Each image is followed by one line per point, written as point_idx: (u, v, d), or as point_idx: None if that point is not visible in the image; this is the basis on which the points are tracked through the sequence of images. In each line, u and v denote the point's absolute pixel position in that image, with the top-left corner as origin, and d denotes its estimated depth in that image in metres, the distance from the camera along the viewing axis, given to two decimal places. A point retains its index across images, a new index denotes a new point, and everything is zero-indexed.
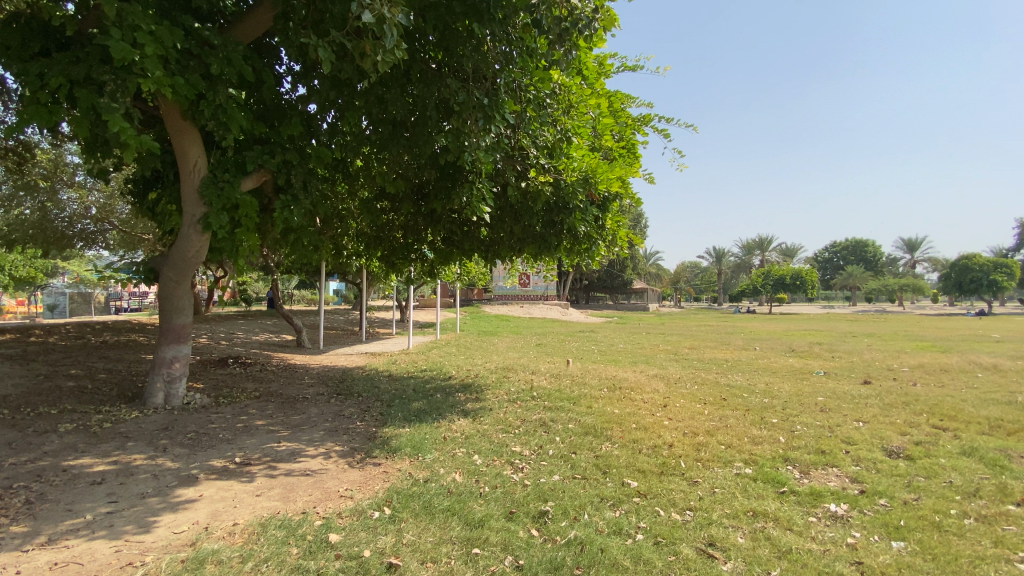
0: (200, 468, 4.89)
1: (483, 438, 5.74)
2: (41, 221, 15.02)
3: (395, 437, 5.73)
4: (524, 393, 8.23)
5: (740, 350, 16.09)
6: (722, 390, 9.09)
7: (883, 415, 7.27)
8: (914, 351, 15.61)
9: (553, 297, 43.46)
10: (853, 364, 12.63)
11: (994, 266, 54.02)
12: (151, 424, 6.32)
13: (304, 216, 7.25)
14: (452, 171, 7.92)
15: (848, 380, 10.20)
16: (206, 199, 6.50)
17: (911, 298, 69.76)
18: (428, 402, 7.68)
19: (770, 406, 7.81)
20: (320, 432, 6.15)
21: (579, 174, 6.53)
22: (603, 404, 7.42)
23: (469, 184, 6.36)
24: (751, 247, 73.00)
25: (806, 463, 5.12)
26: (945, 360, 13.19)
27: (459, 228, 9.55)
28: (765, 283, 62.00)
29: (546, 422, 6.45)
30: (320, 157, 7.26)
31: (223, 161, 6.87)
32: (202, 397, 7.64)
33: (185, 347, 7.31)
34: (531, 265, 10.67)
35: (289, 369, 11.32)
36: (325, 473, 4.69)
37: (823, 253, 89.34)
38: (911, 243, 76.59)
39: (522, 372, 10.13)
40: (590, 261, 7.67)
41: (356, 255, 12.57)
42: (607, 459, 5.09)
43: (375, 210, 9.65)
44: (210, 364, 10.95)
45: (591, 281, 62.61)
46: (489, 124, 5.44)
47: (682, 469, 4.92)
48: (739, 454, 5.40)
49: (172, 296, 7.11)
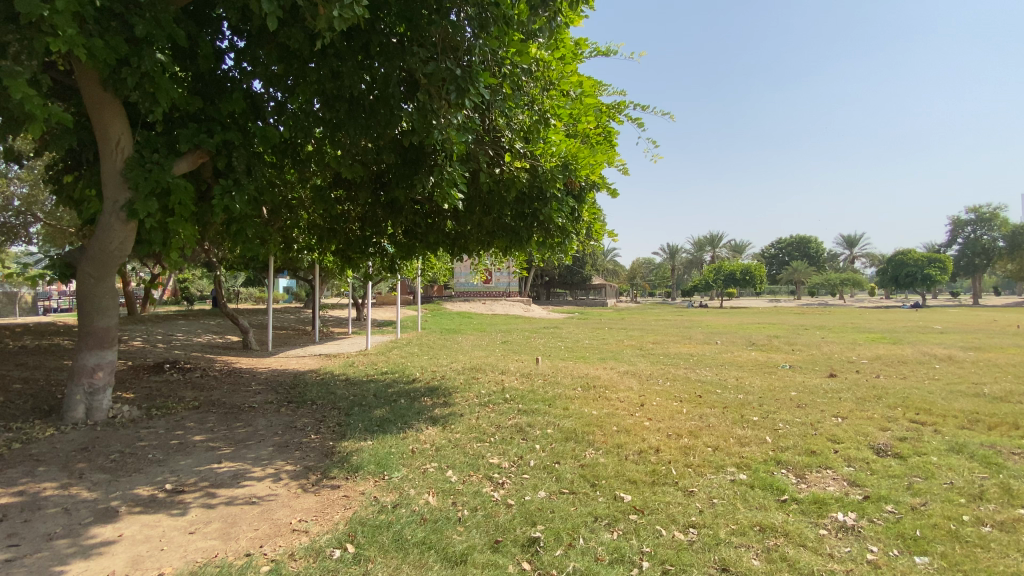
0: (122, 499, 4.10)
1: (456, 450, 5.19)
2: None
3: (356, 452, 5.10)
4: (496, 395, 7.71)
5: (705, 345, 16.14)
6: (696, 387, 8.88)
7: (860, 409, 7.20)
8: (866, 343, 16.12)
9: (513, 293, 43.09)
10: (815, 357, 12.79)
11: (927, 262, 57.43)
12: (68, 443, 5.40)
13: (248, 203, 6.46)
14: (416, 157, 7.33)
15: (815, 374, 10.25)
16: (132, 182, 5.63)
17: (850, 292, 73.64)
18: (391, 409, 7.03)
19: (748, 402, 7.61)
20: (269, 448, 5.42)
21: (558, 159, 6.01)
22: (580, 406, 6.99)
23: (438, 168, 5.83)
24: (703, 244, 75.09)
25: (800, 466, 4.85)
26: (898, 351, 13.60)
27: (422, 220, 8.96)
28: (718, 278, 63.86)
29: (523, 428, 5.96)
30: (267, 137, 6.45)
31: (151, 140, 5.97)
32: (130, 409, 6.70)
33: (109, 353, 6.37)
34: (498, 260, 10.19)
35: (234, 374, 10.33)
36: (274, 501, 4.02)
37: (770, 249, 93.08)
38: (850, 240, 80.74)
39: (490, 372, 9.61)
40: (562, 255, 7.29)
41: (308, 248, 11.72)
42: (594, 469, 4.64)
43: (330, 200, 8.90)
44: (143, 370, 9.83)
45: (550, 277, 62.68)
46: (462, 100, 4.88)
47: (675, 477, 4.53)
48: (729, 457, 5.09)
49: (92, 295, 6.17)
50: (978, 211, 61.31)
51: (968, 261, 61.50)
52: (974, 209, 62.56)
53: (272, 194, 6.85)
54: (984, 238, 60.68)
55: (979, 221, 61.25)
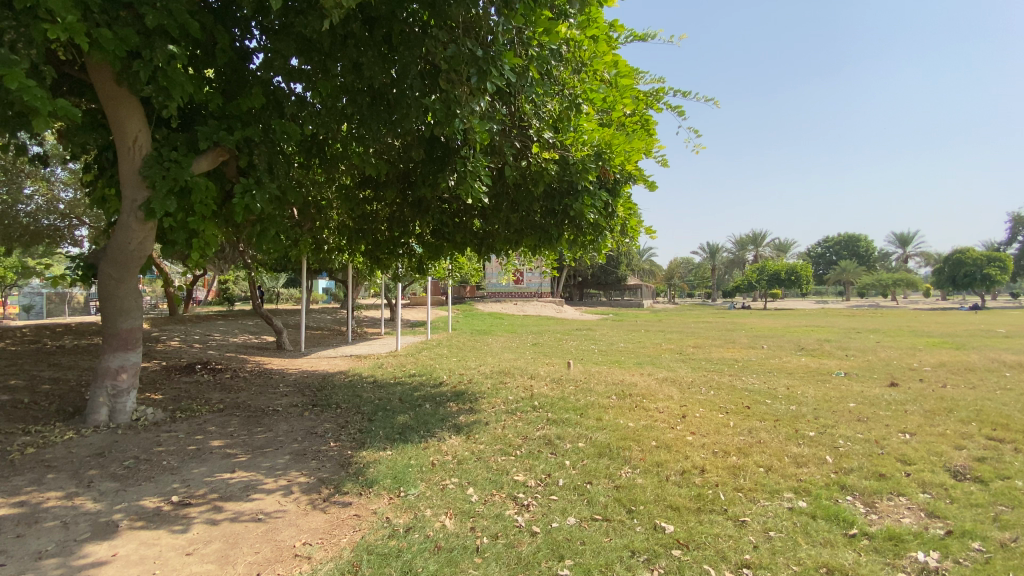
0: (125, 511, 3.90)
1: (479, 464, 4.81)
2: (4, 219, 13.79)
3: (374, 464, 4.78)
4: (525, 402, 7.31)
5: (748, 349, 15.25)
6: (741, 396, 8.23)
7: (930, 424, 6.43)
8: (926, 348, 14.89)
9: (546, 294, 42.59)
10: (872, 364, 11.81)
11: (988, 261, 53.78)
12: (86, 448, 5.30)
13: (269, 202, 6.23)
14: (442, 153, 7.02)
15: (873, 382, 9.41)
16: (149, 180, 5.51)
17: (903, 293, 69.72)
18: (415, 416, 6.72)
19: (800, 415, 6.94)
20: (285, 457, 5.17)
21: (590, 148, 5.51)
22: (615, 416, 6.50)
23: (461, 160, 5.49)
24: (745, 243, 72.55)
25: (867, 493, 4.25)
26: (964, 358, 12.45)
27: (449, 219, 8.68)
28: (760, 279, 61.52)
29: (552, 440, 5.52)
30: (288, 133, 6.23)
31: (171, 139, 5.85)
32: (154, 412, 6.61)
33: (133, 355, 6.29)
34: (528, 260, 9.79)
35: (264, 375, 10.26)
36: (280, 520, 3.73)
37: (815, 249, 89.28)
38: (903, 237, 76.46)
39: (520, 377, 9.21)
40: (595, 254, 6.90)
41: (338, 250, 11.62)
42: (631, 492, 4.17)
43: (356, 200, 8.69)
44: (175, 371, 9.86)
45: (584, 278, 61.87)
46: (485, 84, 4.50)
47: (723, 504, 4.02)
48: (784, 481, 4.52)
49: (115, 296, 6.09)
50: None
51: None
52: None
53: (295, 192, 6.66)
54: None
55: None
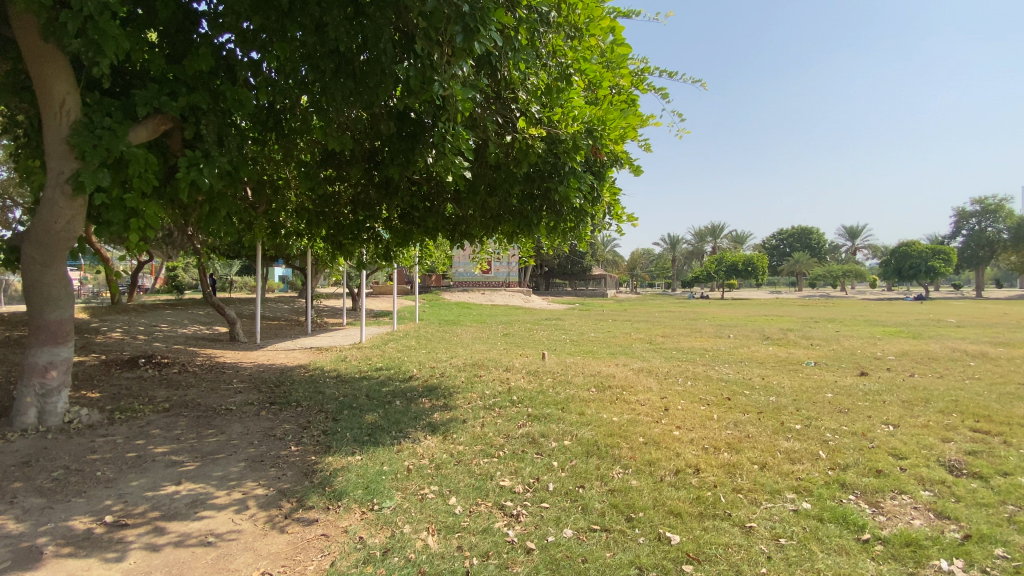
0: (50, 535, 3.29)
1: (460, 468, 4.40)
2: None
3: (342, 472, 4.29)
4: (502, 396, 6.93)
5: (717, 339, 15.35)
6: (720, 387, 8.10)
7: (910, 415, 6.43)
8: (885, 337, 15.34)
9: (511, 284, 42.15)
10: (838, 353, 12.01)
11: (931, 254, 56.71)
12: (6, 455, 4.55)
13: (219, 179, 5.54)
14: (414, 130, 6.54)
15: (844, 372, 9.48)
16: (77, 150, 4.75)
17: (852, 284, 72.97)
18: (384, 413, 6.22)
19: (782, 406, 6.83)
20: (240, 465, 4.59)
21: (580, 125, 5.06)
22: (598, 411, 6.20)
23: (439, 134, 5.01)
24: (705, 234, 74.11)
25: (870, 492, 4.10)
26: (923, 347, 12.84)
27: (420, 203, 8.20)
28: (720, 269, 63.01)
29: (536, 439, 5.15)
30: (240, 101, 5.52)
31: (103, 103, 5.10)
32: (89, 413, 5.84)
33: (65, 350, 5.50)
34: (502, 248, 9.38)
35: (215, 369, 9.49)
36: (235, 544, 3.22)
37: (771, 241, 92.21)
38: (853, 230, 79.82)
39: (493, 369, 8.82)
40: (577, 240, 6.61)
41: (298, 234, 10.88)
42: (627, 496, 3.86)
43: (317, 179, 8.01)
44: (115, 366, 8.95)
45: (549, 267, 61.86)
46: (471, 47, 4.04)
47: (726, 507, 3.76)
48: (782, 479, 4.30)
49: (40, 284, 5.28)
50: (982, 203, 60.46)
51: (972, 253, 60.72)
52: (979, 200, 61.78)
53: (249, 168, 5.96)
54: (989, 230, 59.88)
55: (984, 212, 60.52)
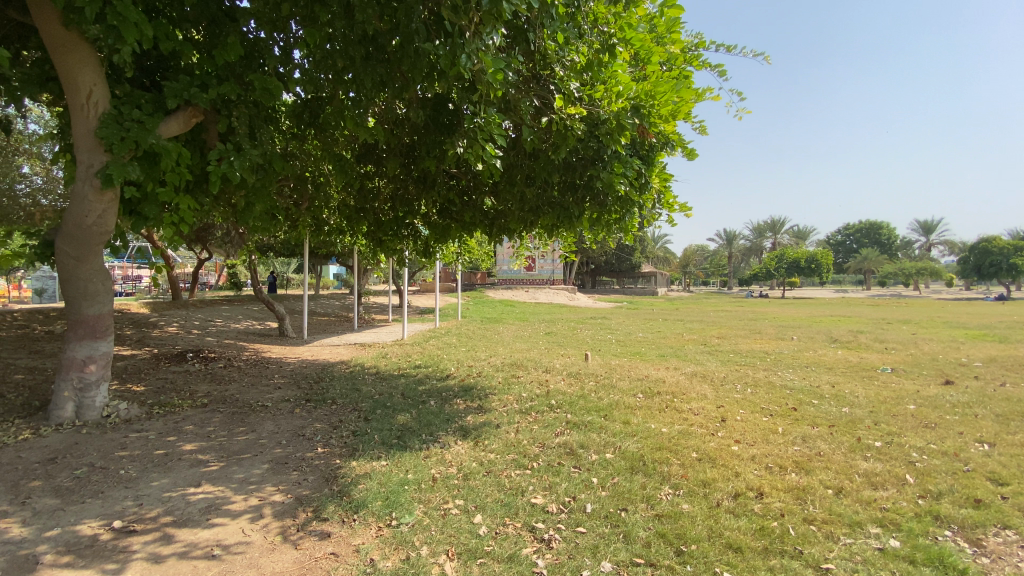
0: (54, 541, 3.16)
1: (489, 480, 4.03)
2: (8, 205, 12.57)
3: (364, 479, 4.00)
4: (541, 400, 6.52)
5: (776, 341, 14.29)
6: (782, 395, 7.35)
7: (1011, 432, 5.53)
8: (969, 341, 13.79)
9: (558, 281, 41.56)
10: (917, 358, 10.83)
11: (1020, 249, 51.54)
12: (36, 451, 4.56)
13: (251, 171, 5.35)
14: (450, 120, 6.26)
15: (925, 380, 8.46)
16: (106, 143, 4.71)
17: (927, 283, 67.62)
18: (416, 415, 5.93)
19: (856, 419, 6.06)
20: (262, 467, 4.38)
21: (625, 102, 4.56)
22: (644, 420, 5.68)
23: (470, 117, 4.66)
24: (762, 230, 70.67)
25: (973, 528, 3.41)
26: (1019, 352, 11.39)
27: (457, 197, 7.90)
28: (778, 267, 59.84)
29: (575, 450, 4.71)
30: (270, 92, 5.34)
31: (133, 96, 5.08)
32: (129, 407, 5.87)
33: (103, 345, 5.54)
34: (543, 243, 8.96)
35: (259, 365, 9.57)
36: (239, 559, 2.98)
37: (835, 236, 86.83)
38: (928, 225, 74.03)
39: (533, 370, 8.43)
40: (622, 234, 6.11)
41: (340, 231, 10.87)
42: (678, 524, 3.37)
43: (355, 174, 7.86)
44: (165, 359, 9.16)
45: (597, 265, 60.75)
46: (498, 11, 3.67)
47: (796, 542, 3.21)
48: (863, 509, 3.67)
49: (77, 280, 5.31)
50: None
51: None
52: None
53: (281, 162, 5.79)
54: None
55: None
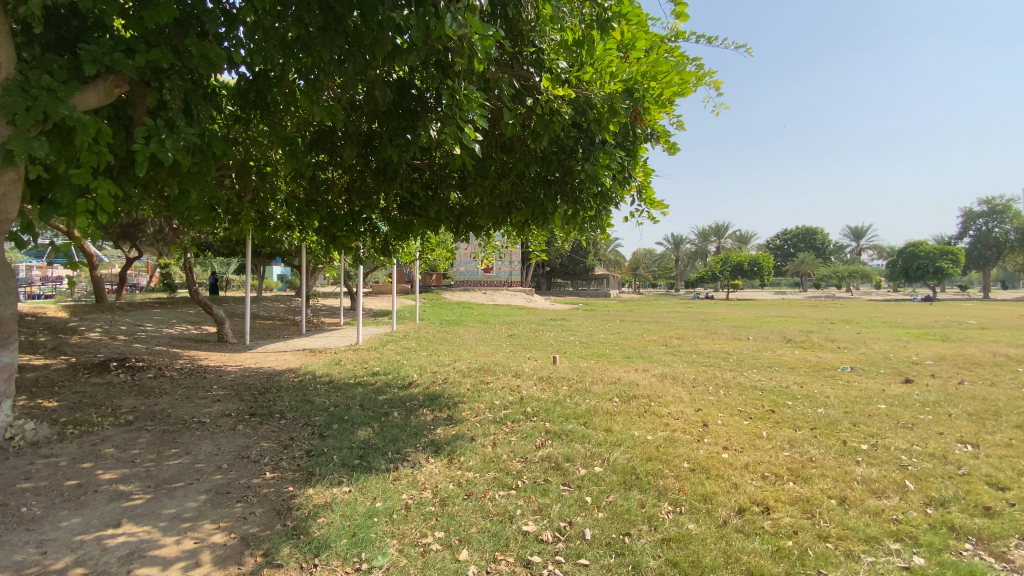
0: None
1: (471, 505, 3.54)
2: None
3: (324, 510, 3.42)
4: (515, 407, 6.08)
5: (735, 341, 14.48)
6: (757, 396, 7.25)
7: (987, 432, 5.57)
8: (914, 340, 14.42)
9: (514, 283, 41.32)
10: (872, 357, 11.15)
11: (939, 254, 55.59)
12: None
13: (186, 153, 4.59)
14: (416, 105, 5.76)
15: (886, 379, 8.63)
16: (7, 114, 3.79)
17: (857, 285, 72.06)
18: (379, 429, 5.34)
19: (835, 420, 5.97)
20: (200, 498, 3.70)
21: (618, 85, 4.21)
22: (627, 427, 5.35)
23: (447, 96, 4.18)
24: (709, 233, 73.16)
25: (992, 540, 3.25)
26: (961, 350, 11.94)
27: (421, 190, 7.40)
28: (724, 269, 62.09)
29: (561, 464, 4.28)
30: (210, 61, 4.61)
31: (40, 57, 4.23)
32: (37, 428, 4.91)
33: (6, 355, 4.64)
34: (510, 241, 8.56)
35: (196, 374, 8.63)
36: None
37: (774, 240, 91.27)
38: (857, 231, 79.03)
39: (501, 375, 7.99)
40: (598, 232, 5.81)
41: (288, 227, 10.04)
42: (690, 550, 3.02)
43: (308, 163, 7.17)
44: (84, 369, 8.06)
45: (551, 266, 61.06)
46: None
47: (817, 565, 2.93)
48: (873, 522, 3.46)
49: None
50: (991, 202, 59.38)
51: (979, 253, 59.65)
52: (987, 200, 60.74)
53: (222, 144, 5.04)
54: (997, 231, 58.90)
55: (992, 212, 59.42)
